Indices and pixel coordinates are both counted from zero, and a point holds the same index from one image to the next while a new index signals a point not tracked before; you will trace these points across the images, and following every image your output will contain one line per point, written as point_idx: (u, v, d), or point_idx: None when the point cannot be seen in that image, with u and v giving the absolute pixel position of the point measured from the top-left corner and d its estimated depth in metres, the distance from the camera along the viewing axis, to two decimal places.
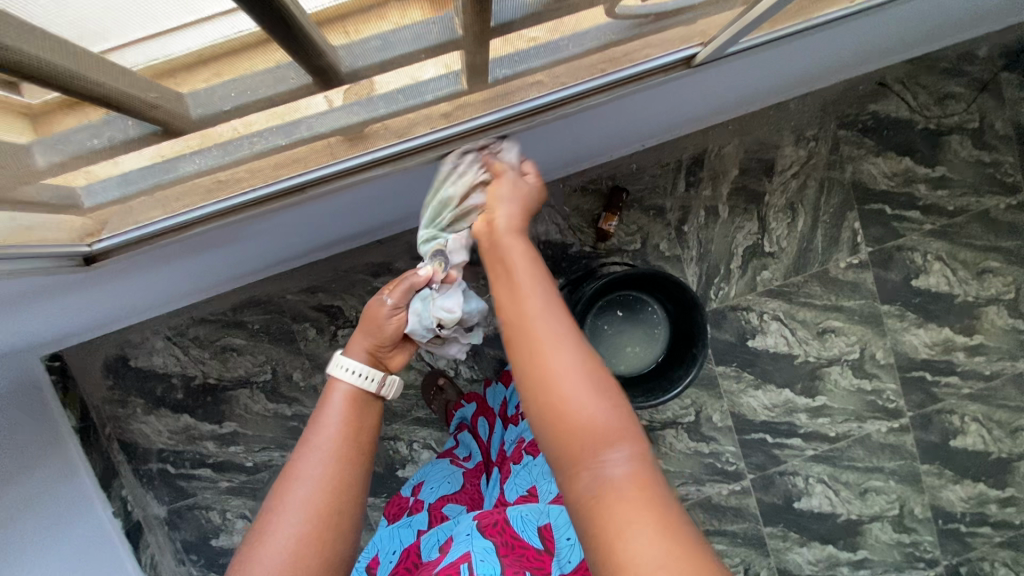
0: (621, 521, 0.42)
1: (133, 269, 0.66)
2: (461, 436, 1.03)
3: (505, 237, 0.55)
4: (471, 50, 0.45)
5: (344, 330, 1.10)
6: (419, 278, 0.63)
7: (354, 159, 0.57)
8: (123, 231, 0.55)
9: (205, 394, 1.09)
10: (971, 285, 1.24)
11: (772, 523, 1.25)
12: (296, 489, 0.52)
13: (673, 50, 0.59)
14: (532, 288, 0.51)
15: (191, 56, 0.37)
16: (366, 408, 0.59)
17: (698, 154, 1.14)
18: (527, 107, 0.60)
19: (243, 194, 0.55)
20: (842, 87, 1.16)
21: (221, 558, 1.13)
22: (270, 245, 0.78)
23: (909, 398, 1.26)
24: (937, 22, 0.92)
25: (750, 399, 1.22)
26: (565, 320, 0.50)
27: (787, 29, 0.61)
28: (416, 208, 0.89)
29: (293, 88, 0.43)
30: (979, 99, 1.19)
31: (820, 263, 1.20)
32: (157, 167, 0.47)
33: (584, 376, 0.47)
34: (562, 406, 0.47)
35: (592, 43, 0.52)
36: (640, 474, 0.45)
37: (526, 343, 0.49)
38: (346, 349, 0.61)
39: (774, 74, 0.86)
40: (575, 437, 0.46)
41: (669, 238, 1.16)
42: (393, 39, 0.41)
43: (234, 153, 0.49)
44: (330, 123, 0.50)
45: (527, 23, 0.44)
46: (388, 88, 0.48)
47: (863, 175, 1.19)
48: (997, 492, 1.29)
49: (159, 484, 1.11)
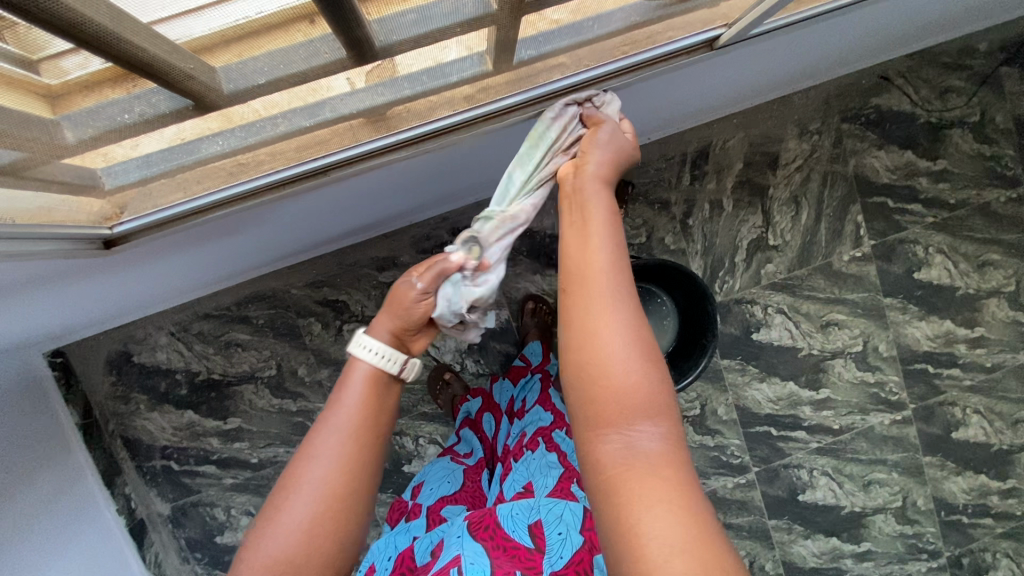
0: (651, 495, 0.43)
1: (147, 257, 0.66)
2: (462, 433, 1.03)
3: (591, 182, 0.55)
4: (504, 25, 0.45)
5: (350, 325, 1.09)
6: (450, 263, 0.60)
7: (378, 140, 0.58)
8: (140, 216, 0.55)
9: (210, 390, 1.08)
10: (972, 277, 1.25)
11: (777, 516, 1.26)
12: (311, 466, 0.51)
13: (694, 32, 0.60)
14: (600, 242, 0.51)
15: (214, 35, 0.37)
16: (387, 390, 0.57)
17: (703, 148, 1.14)
18: (550, 88, 0.60)
19: (267, 175, 0.56)
20: (845, 81, 1.16)
21: (225, 556, 1.12)
22: (282, 234, 0.78)
23: (912, 390, 1.27)
24: (931, 17, 0.95)
25: (755, 391, 1.22)
26: (624, 283, 0.50)
27: (809, 11, 0.61)
28: (427, 200, 0.89)
29: (326, 63, 0.42)
30: (980, 92, 1.20)
31: (823, 256, 1.21)
32: (177, 149, 0.46)
33: (631, 342, 0.47)
34: (607, 368, 0.47)
35: (615, 24, 0.52)
36: (668, 454, 0.45)
37: (584, 295, 0.49)
38: (369, 328, 0.58)
39: (773, 66, 0.88)
40: (613, 403, 0.46)
41: (674, 232, 1.16)
42: (430, 13, 0.41)
43: (257, 135, 0.49)
44: (352, 106, 0.50)
45: (555, 2, 0.45)
46: (410, 70, 0.47)
47: (865, 168, 1.20)
48: (998, 483, 1.30)
49: (163, 481, 1.10)
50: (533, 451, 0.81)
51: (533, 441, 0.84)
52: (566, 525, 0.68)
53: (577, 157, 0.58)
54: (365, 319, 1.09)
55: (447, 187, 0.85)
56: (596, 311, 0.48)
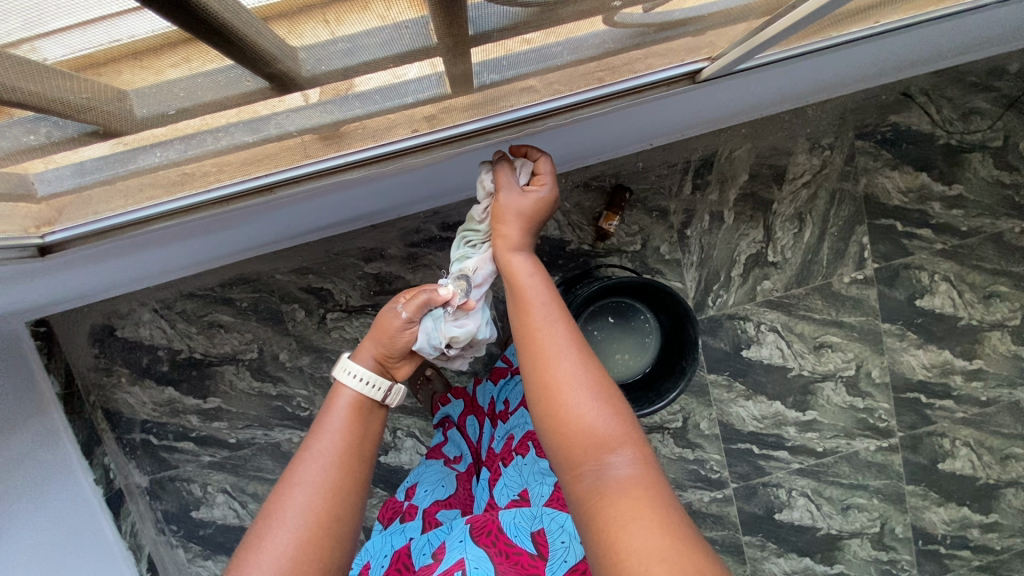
0: (623, 512, 0.49)
1: (103, 257, 0.65)
2: (449, 434, 1.01)
3: (507, 252, 0.65)
4: (449, 59, 0.43)
5: (333, 314, 1.08)
6: (438, 297, 0.68)
7: (328, 160, 0.56)
8: (78, 224, 0.54)
9: (191, 368, 1.08)
10: (976, 308, 1.20)
11: (751, 532, 1.25)
12: (295, 494, 0.54)
13: (680, 63, 0.57)
14: (538, 302, 0.61)
15: (159, 38, 0.34)
16: (369, 415, 0.63)
17: (708, 156, 1.10)
18: (518, 115, 0.57)
19: (208, 189, 0.54)
20: (863, 95, 1.11)
21: (200, 530, 1.15)
22: (258, 235, 0.77)
23: (901, 418, 1.24)
24: (991, 33, 0.84)
25: (740, 408, 1.21)
26: (567, 333, 0.59)
27: (806, 47, 0.58)
28: (410, 203, 0.86)
29: (249, 91, 0.41)
30: (1005, 117, 1.14)
31: (823, 276, 1.17)
32: (114, 157, 0.45)
33: (585, 383, 0.56)
34: (561, 410, 0.55)
35: (587, 51, 0.49)
36: (637, 475, 0.51)
37: (533, 351, 0.59)
38: (353, 354, 0.65)
39: (809, 84, 0.79)
40: (578, 438, 0.54)
41: (670, 242, 1.13)
42: (360, 45, 0.39)
43: (199, 147, 0.47)
44: (299, 122, 0.48)
45: (511, 33, 0.42)
46: (366, 87, 0.45)
47: (876, 189, 1.15)
48: (980, 517, 1.29)
49: (142, 454, 1.11)
50: (522, 456, 0.83)
51: (522, 444, 0.85)
52: (568, 533, 0.70)
53: (497, 225, 0.66)
54: (348, 309, 1.08)
55: (429, 194, 0.83)
56: (543, 364, 0.57)
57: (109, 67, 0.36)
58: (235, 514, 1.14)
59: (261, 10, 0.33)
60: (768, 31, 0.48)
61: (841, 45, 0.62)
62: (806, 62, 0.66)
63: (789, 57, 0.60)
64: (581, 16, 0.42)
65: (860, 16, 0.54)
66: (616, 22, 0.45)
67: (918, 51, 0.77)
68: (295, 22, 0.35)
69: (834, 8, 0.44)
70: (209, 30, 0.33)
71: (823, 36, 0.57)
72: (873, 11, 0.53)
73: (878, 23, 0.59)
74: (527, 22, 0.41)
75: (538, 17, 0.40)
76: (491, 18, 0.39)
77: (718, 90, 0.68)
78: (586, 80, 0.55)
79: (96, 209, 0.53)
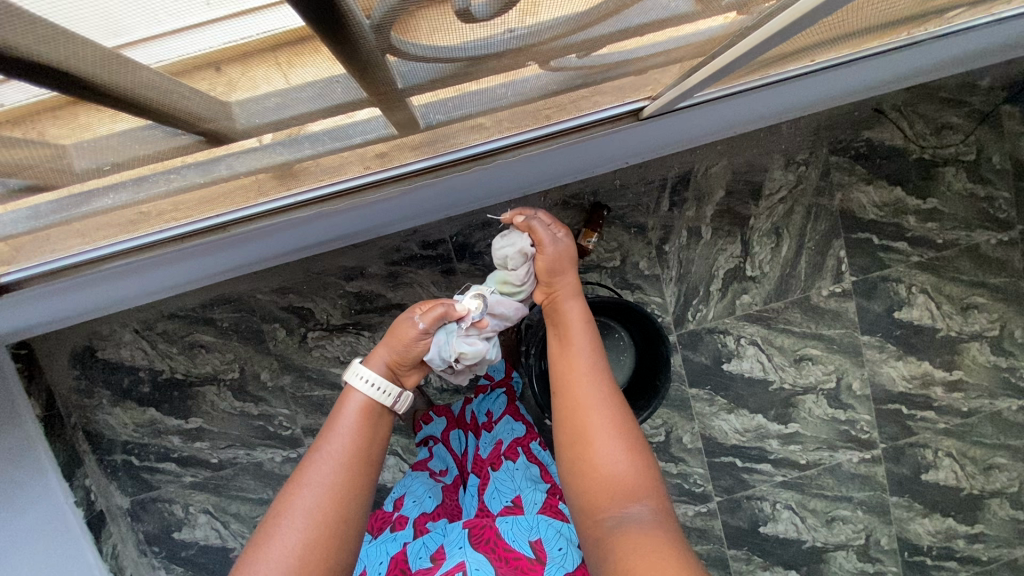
0: (641, 555, 0.53)
1: (81, 288, 0.67)
2: (434, 450, 1.00)
3: (565, 297, 0.73)
4: (388, 105, 0.45)
5: (314, 333, 1.09)
6: (455, 312, 0.71)
7: (279, 200, 0.60)
8: (35, 263, 0.57)
9: (173, 389, 1.09)
10: (955, 319, 1.22)
11: (736, 546, 1.25)
12: (304, 495, 0.58)
13: (622, 101, 0.62)
14: (580, 349, 0.68)
15: (101, 97, 0.34)
16: (378, 420, 0.67)
17: (685, 173, 1.12)
18: (467, 153, 0.62)
19: (160, 231, 0.58)
20: (837, 112, 1.13)
21: (183, 551, 1.14)
22: (238, 263, 0.78)
23: (883, 429, 1.25)
24: (952, 66, 0.86)
25: (722, 422, 1.21)
26: (605, 385, 0.66)
27: (743, 85, 0.62)
28: (385, 227, 0.89)
29: (188, 141, 0.42)
30: (977, 131, 1.16)
31: (801, 290, 1.18)
32: (68, 203, 0.46)
33: (617, 436, 0.62)
34: (594, 458, 0.62)
35: (532, 91, 0.50)
36: (658, 524, 0.56)
37: (571, 396, 0.66)
38: (366, 359, 0.69)
39: (772, 113, 0.81)
40: (608, 487, 0.60)
41: (649, 257, 1.14)
42: (293, 96, 0.40)
43: (150, 189, 0.48)
44: (250, 163, 0.49)
45: (450, 80, 0.43)
46: (313, 130, 0.46)
47: (852, 203, 1.16)
48: (966, 527, 1.29)
49: (123, 474, 1.11)
50: (512, 461, 0.86)
51: (512, 449, 0.88)
52: (565, 541, 0.74)
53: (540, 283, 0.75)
54: (330, 327, 1.09)
55: (403, 222, 0.86)
56: (580, 410, 0.64)
57: (61, 117, 0.36)
58: (218, 534, 1.14)
59: (169, 67, 0.34)
60: (708, 65, 0.49)
61: (782, 81, 0.65)
62: (748, 97, 0.69)
63: (729, 93, 0.64)
64: (514, 65, 0.43)
65: (794, 57, 0.55)
66: (552, 66, 0.46)
67: (884, 77, 0.78)
68: (247, 66, 0.36)
69: (763, 52, 0.45)
70: (125, 93, 0.34)
71: (758, 75, 0.60)
72: (805, 54, 0.55)
73: (816, 61, 0.61)
74: (454, 75, 0.42)
75: (467, 69, 0.42)
76: (423, 72, 0.40)
77: (670, 125, 0.71)
78: (535, 116, 0.58)
79: (53, 249, 0.55)
